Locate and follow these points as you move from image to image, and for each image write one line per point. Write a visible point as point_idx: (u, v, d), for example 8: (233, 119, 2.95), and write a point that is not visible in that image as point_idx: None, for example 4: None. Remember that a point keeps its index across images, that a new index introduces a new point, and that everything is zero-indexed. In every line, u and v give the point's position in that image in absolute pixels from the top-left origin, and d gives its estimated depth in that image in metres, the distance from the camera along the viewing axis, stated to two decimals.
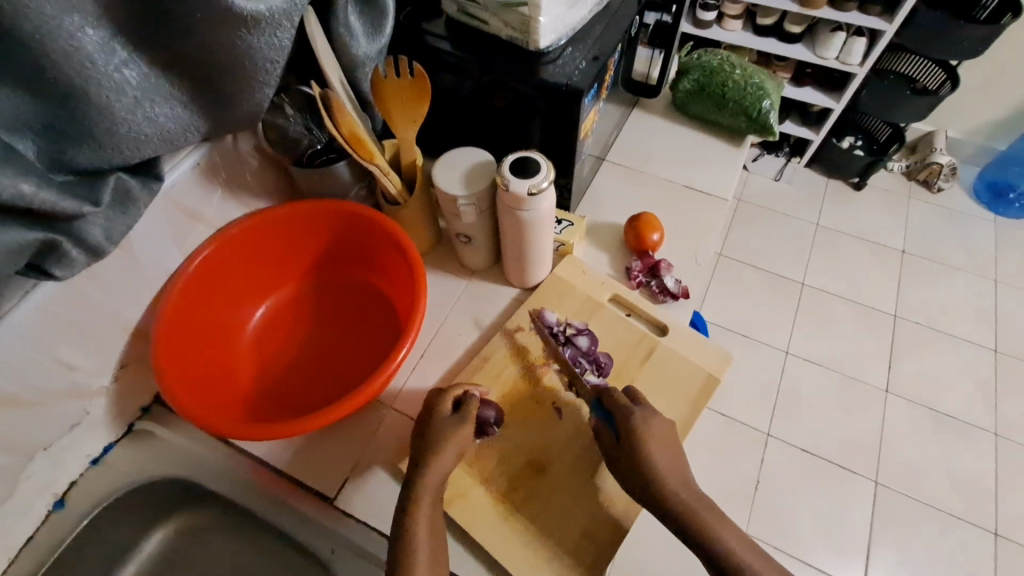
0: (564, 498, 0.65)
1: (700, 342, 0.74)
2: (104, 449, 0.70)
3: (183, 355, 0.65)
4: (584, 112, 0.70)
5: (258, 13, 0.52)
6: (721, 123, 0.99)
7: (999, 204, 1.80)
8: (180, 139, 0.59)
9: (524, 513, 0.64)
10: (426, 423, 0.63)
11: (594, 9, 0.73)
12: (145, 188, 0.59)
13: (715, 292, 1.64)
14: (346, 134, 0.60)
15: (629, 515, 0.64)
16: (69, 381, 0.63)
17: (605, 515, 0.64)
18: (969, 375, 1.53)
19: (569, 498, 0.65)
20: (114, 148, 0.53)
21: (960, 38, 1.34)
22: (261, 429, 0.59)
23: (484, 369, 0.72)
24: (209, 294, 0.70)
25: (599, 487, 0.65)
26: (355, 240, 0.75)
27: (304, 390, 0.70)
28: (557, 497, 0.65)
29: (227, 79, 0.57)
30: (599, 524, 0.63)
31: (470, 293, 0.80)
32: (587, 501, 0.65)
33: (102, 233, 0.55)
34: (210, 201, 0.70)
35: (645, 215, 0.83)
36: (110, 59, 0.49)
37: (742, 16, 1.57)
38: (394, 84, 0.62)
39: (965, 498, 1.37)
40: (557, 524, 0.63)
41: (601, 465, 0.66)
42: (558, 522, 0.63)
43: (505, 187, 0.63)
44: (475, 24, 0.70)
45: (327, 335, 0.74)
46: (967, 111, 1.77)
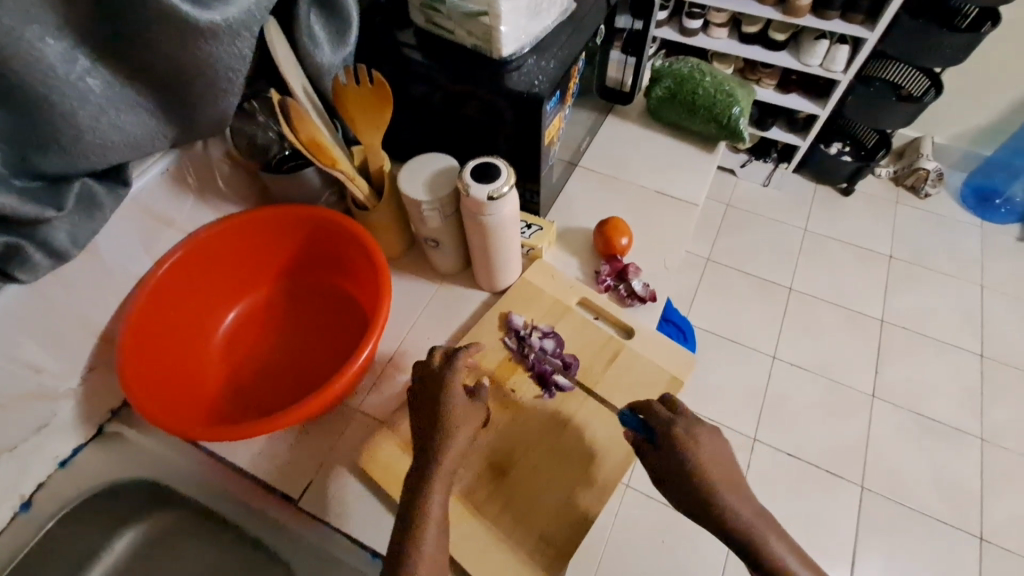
0: (518, 505, 0.65)
1: (666, 346, 0.75)
2: (73, 451, 0.71)
3: (150, 359, 0.66)
4: (547, 118, 0.71)
5: (215, 23, 0.53)
6: (694, 129, 1.00)
7: (986, 209, 1.81)
8: (146, 145, 0.60)
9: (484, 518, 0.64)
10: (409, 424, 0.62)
11: (560, 18, 0.75)
12: (112, 193, 0.60)
13: (702, 298, 1.65)
14: (306, 141, 0.61)
15: (592, 512, 0.65)
16: (36, 383, 0.63)
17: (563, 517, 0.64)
18: (955, 380, 1.53)
19: (525, 502, 0.65)
20: (79, 155, 0.54)
21: (939, 46, 1.36)
22: (223, 431, 0.59)
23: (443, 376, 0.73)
24: (177, 299, 0.71)
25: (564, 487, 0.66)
26: (324, 244, 0.76)
27: (270, 393, 0.71)
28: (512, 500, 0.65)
29: (190, 89, 0.58)
30: (559, 524, 0.64)
31: (440, 297, 0.81)
32: (544, 506, 0.65)
33: (66, 237, 0.57)
34: (182, 207, 0.71)
35: (612, 220, 0.84)
36: (73, 69, 0.50)
37: (727, 24, 1.59)
38: (355, 91, 0.63)
39: (950, 502, 1.37)
40: (514, 527, 0.64)
41: (567, 466, 0.67)
42: (516, 525, 0.64)
43: (466, 192, 0.64)
44: (441, 33, 0.72)
45: (295, 339, 0.75)
46: (952, 117, 1.78)
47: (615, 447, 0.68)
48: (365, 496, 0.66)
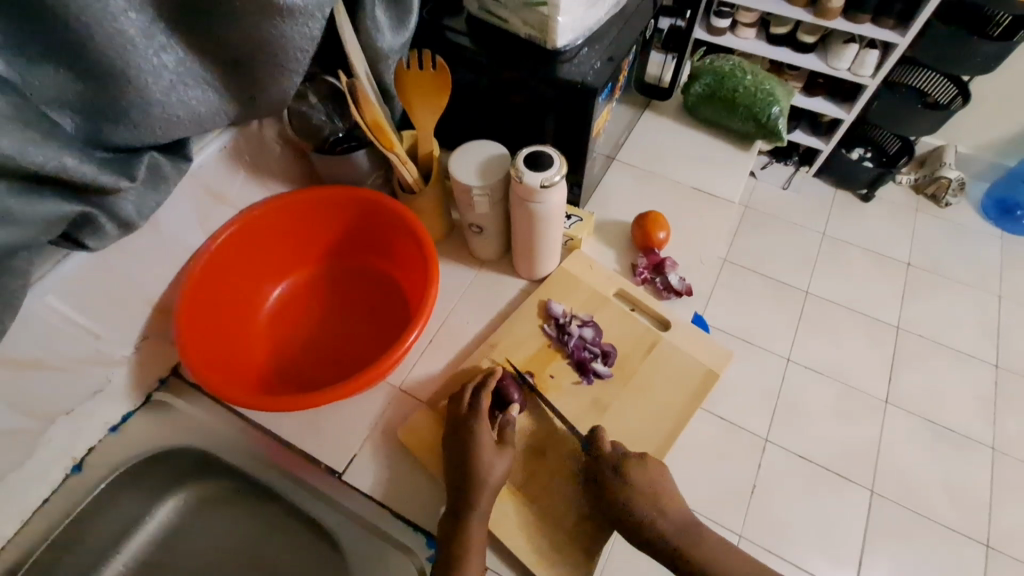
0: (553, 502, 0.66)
1: (703, 340, 0.76)
2: (123, 417, 0.73)
3: (203, 329, 0.68)
4: (596, 110, 0.72)
5: (293, 4, 0.54)
6: (729, 128, 1.01)
7: (1006, 221, 1.81)
8: (209, 121, 0.62)
9: (520, 511, 0.66)
10: (463, 423, 0.65)
11: (611, 12, 0.75)
12: (175, 167, 0.62)
13: (719, 297, 1.66)
14: (370, 122, 0.63)
15: None
16: (94, 349, 0.65)
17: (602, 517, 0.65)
18: (969, 389, 1.54)
19: (556, 497, 0.66)
20: (149, 127, 0.56)
21: (973, 53, 1.35)
22: (278, 401, 0.61)
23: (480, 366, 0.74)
24: (229, 273, 0.72)
25: None
26: (370, 227, 0.77)
27: (316, 368, 0.73)
28: (546, 500, 0.66)
29: (257, 68, 0.60)
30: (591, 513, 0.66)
31: (479, 283, 0.83)
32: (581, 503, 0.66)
33: (133, 208, 0.58)
34: (235, 183, 0.73)
35: (652, 213, 0.85)
36: (151, 44, 0.52)
37: (756, 24, 1.59)
38: (417, 76, 0.65)
39: (960, 510, 1.38)
40: (553, 521, 0.65)
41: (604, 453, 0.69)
42: (552, 518, 0.65)
43: (518, 179, 0.65)
44: (495, 21, 0.72)
45: (340, 318, 0.77)
46: (976, 127, 1.78)
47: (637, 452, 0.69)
48: (409, 476, 0.68)
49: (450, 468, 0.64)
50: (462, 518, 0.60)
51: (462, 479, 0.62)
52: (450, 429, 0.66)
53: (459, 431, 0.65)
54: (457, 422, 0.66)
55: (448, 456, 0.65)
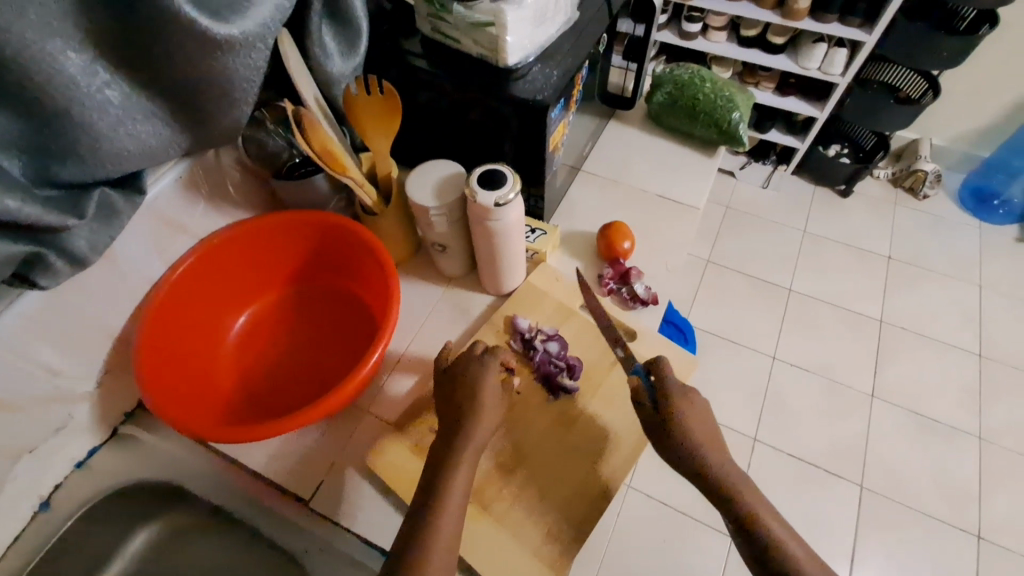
0: (553, 494, 0.67)
1: (668, 349, 0.77)
2: (89, 452, 0.73)
3: (164, 360, 0.67)
4: (551, 125, 0.73)
5: (232, 36, 0.54)
6: (694, 134, 1.02)
7: (984, 210, 1.83)
8: (161, 154, 0.62)
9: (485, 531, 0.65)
10: (455, 387, 0.65)
11: (563, 27, 0.76)
12: (128, 201, 0.62)
13: (703, 299, 1.67)
14: (318, 149, 0.63)
15: (601, 502, 0.67)
16: (55, 386, 0.65)
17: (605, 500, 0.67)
18: (954, 380, 1.55)
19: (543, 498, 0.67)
20: (97, 163, 0.55)
21: (938, 49, 1.37)
22: (239, 432, 0.61)
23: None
24: (191, 302, 0.72)
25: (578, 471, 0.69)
26: (332, 249, 0.77)
27: (282, 395, 0.72)
28: (547, 492, 0.67)
29: (205, 99, 0.60)
30: (570, 510, 0.66)
31: (446, 300, 0.83)
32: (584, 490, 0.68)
33: (86, 244, 0.58)
34: (194, 213, 0.73)
35: (616, 224, 0.86)
36: (93, 81, 0.52)
37: (727, 27, 1.60)
38: (366, 103, 0.65)
39: (950, 501, 1.39)
40: (552, 510, 0.66)
41: (585, 455, 0.70)
42: (549, 510, 0.66)
43: (473, 199, 0.66)
44: (448, 42, 0.73)
45: (307, 341, 0.77)
46: (949, 120, 1.80)
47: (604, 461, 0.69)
48: (376, 499, 0.68)
49: (445, 418, 0.64)
50: (444, 475, 0.58)
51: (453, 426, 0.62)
52: (448, 390, 0.66)
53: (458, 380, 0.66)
54: (455, 371, 0.67)
55: (443, 414, 0.64)
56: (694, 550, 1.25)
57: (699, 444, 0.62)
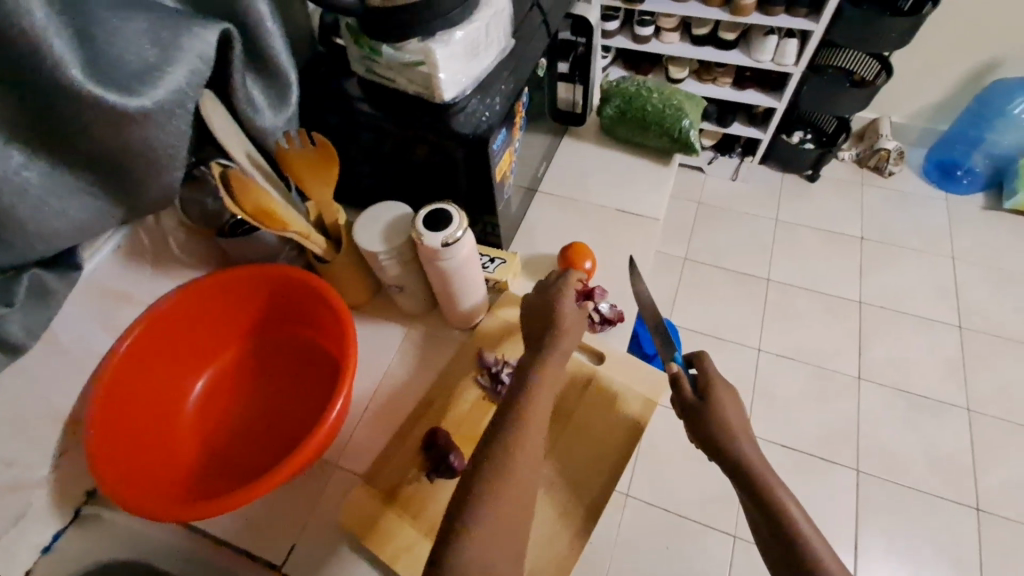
0: (561, 492, 0.68)
1: (637, 367, 0.76)
2: (53, 536, 0.70)
3: (118, 437, 0.65)
4: (494, 156, 0.73)
5: (145, 108, 0.53)
6: (648, 143, 1.02)
7: (948, 182, 1.85)
8: (93, 227, 0.60)
9: None
10: (546, 302, 0.65)
11: (499, 56, 0.75)
12: (63, 279, 0.60)
13: (683, 298, 1.67)
14: (252, 210, 0.61)
15: (586, 528, 0.66)
16: (6, 476, 0.62)
17: (612, 488, 0.68)
18: (937, 354, 1.56)
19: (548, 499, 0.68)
20: (23, 247, 0.54)
21: (886, 30, 1.38)
22: (200, 507, 0.59)
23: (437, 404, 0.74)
24: (144, 372, 0.69)
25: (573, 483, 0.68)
26: (287, 301, 0.76)
27: (246, 458, 0.70)
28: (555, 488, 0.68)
29: (133, 168, 0.58)
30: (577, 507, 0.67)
31: (409, 341, 0.81)
32: (593, 480, 0.69)
33: (20, 329, 0.56)
34: (140, 280, 0.72)
35: (575, 244, 0.85)
36: (7, 165, 0.50)
37: (678, 28, 1.62)
38: (298, 155, 0.64)
39: (945, 476, 1.39)
40: (564, 501, 0.67)
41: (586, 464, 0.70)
42: (559, 497, 0.68)
43: (420, 240, 0.65)
44: (383, 82, 0.72)
45: (269, 399, 0.75)
46: (904, 98, 1.83)
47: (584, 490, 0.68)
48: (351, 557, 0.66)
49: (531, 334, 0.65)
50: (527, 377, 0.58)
51: (524, 372, 0.59)
52: (533, 313, 0.66)
53: (537, 329, 0.64)
54: (539, 302, 0.66)
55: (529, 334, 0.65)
56: (699, 554, 1.23)
57: (733, 429, 0.59)
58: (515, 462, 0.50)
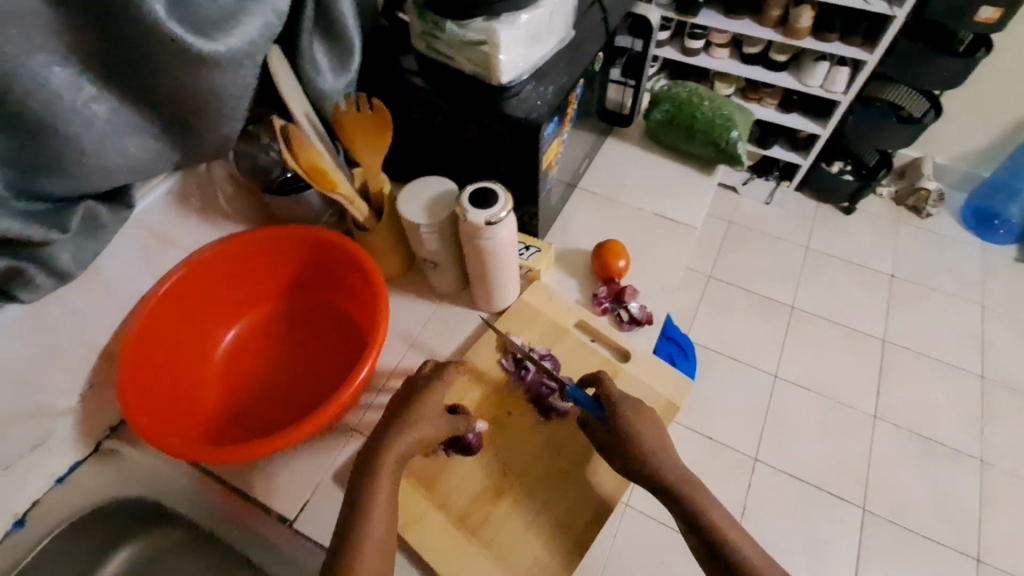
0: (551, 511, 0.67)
1: (661, 369, 0.76)
2: (69, 468, 0.71)
3: (147, 376, 0.66)
4: (544, 144, 0.72)
5: (219, 53, 0.54)
6: (692, 152, 1.01)
7: (984, 229, 1.81)
8: (149, 168, 0.61)
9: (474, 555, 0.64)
10: (403, 396, 0.65)
11: (558, 46, 0.76)
12: (115, 215, 0.61)
13: (704, 316, 1.65)
14: (307, 167, 0.62)
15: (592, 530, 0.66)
16: (34, 402, 0.64)
17: (606, 502, 0.67)
18: (958, 401, 1.52)
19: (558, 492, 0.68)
20: (81, 177, 0.55)
21: (940, 68, 1.36)
22: (220, 452, 0.60)
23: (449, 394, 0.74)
24: (177, 317, 0.71)
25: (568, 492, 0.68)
26: (322, 265, 0.76)
27: (267, 413, 0.71)
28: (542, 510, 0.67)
29: (193, 114, 0.59)
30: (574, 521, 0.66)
31: (437, 318, 0.82)
32: (586, 494, 0.68)
33: (69, 258, 0.58)
34: (184, 227, 0.72)
35: (611, 242, 0.85)
36: (78, 96, 0.51)
37: (729, 44, 1.60)
38: (354, 118, 0.65)
39: (953, 525, 1.35)
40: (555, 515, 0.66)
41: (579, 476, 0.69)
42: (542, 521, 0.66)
43: (464, 217, 0.65)
44: (442, 59, 0.73)
45: (295, 358, 0.76)
46: (952, 139, 1.79)
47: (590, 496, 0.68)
48: None
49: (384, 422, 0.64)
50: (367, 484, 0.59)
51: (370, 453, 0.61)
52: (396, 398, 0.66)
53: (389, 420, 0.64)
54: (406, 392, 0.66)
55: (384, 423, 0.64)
56: (694, 573, 1.21)
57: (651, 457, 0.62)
58: (369, 522, 0.56)
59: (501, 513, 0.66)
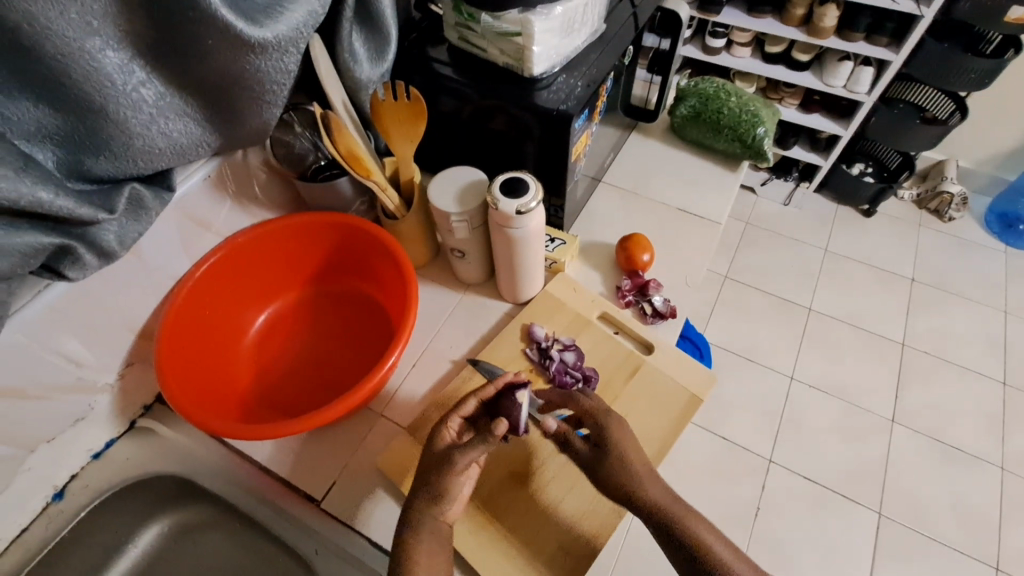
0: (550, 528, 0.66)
1: (687, 363, 0.76)
2: (106, 444, 0.74)
3: (184, 355, 0.68)
4: (575, 135, 0.73)
5: (265, 40, 0.55)
6: (716, 148, 1.02)
7: (1010, 234, 1.78)
8: (191, 152, 0.63)
9: (491, 538, 0.65)
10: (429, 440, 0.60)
11: (589, 39, 0.76)
12: (157, 197, 0.63)
13: (720, 316, 1.65)
14: (344, 153, 0.64)
15: (600, 538, 0.65)
16: (76, 377, 0.66)
17: (610, 525, 0.66)
18: (978, 408, 1.50)
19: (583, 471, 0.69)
20: (128, 159, 0.57)
21: (967, 69, 1.34)
22: (254, 430, 0.61)
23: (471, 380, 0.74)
24: (213, 299, 0.73)
25: (570, 509, 0.67)
26: (352, 252, 0.78)
27: (297, 394, 0.73)
28: (541, 525, 0.66)
29: (235, 100, 0.61)
30: (573, 541, 0.65)
31: (462, 307, 0.83)
32: (590, 514, 0.66)
33: (114, 238, 0.60)
34: (220, 212, 0.74)
35: (635, 236, 0.85)
36: (129, 80, 0.53)
37: (751, 44, 1.59)
38: (391, 107, 0.66)
39: (971, 533, 1.34)
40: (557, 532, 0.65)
41: (580, 491, 0.68)
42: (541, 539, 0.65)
43: (495, 206, 0.66)
44: (475, 51, 0.74)
45: (324, 343, 0.77)
46: (977, 141, 1.77)
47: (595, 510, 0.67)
48: (384, 501, 0.67)
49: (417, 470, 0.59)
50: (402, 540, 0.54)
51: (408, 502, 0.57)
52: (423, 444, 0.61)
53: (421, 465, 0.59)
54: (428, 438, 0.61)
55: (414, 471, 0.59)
56: None
57: (635, 483, 0.58)
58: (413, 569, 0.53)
59: (519, 504, 0.67)
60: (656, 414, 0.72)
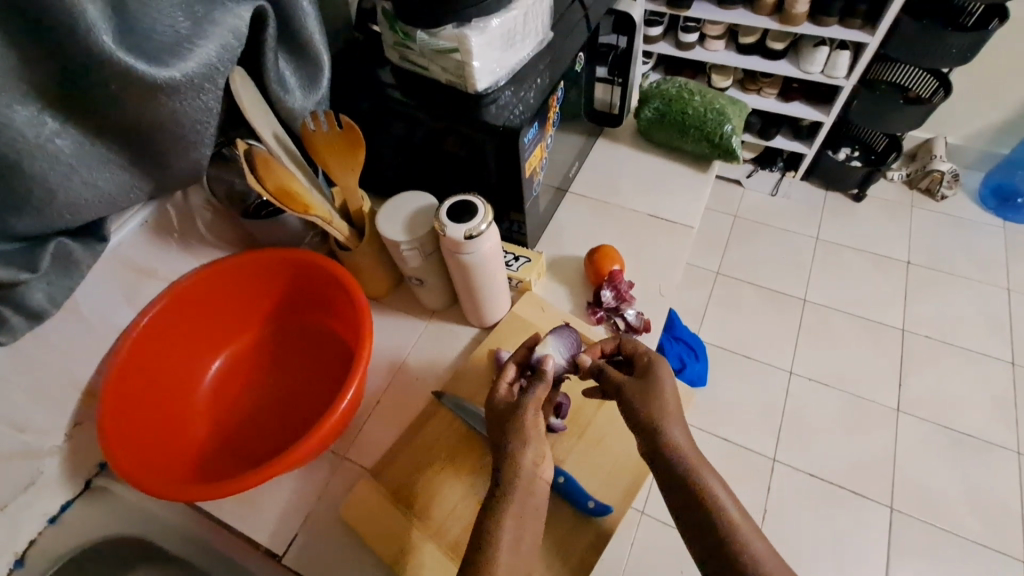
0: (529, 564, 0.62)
1: None
2: (61, 507, 0.70)
3: (131, 413, 0.64)
4: (527, 150, 0.70)
5: (173, 79, 0.53)
6: (685, 149, 0.98)
7: (1007, 209, 1.74)
8: (122, 199, 0.60)
9: None
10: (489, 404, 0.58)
11: (536, 48, 0.73)
12: (88, 250, 0.60)
13: (714, 313, 1.61)
14: (273, 189, 0.60)
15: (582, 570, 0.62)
16: (20, 443, 0.63)
17: (593, 557, 0.63)
18: (985, 391, 1.45)
19: (557, 503, 0.66)
20: (53, 214, 0.54)
21: (947, 47, 1.29)
22: (204, 489, 0.57)
23: (438, 414, 0.71)
24: (161, 350, 0.69)
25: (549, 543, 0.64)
26: (306, 286, 0.75)
27: (256, 444, 0.70)
28: None
29: (161, 142, 0.58)
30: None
31: (428, 335, 0.79)
32: (572, 547, 0.63)
33: (43, 296, 0.57)
34: (163, 258, 0.72)
35: (602, 247, 0.82)
36: (41, 132, 0.50)
37: (724, 36, 1.56)
38: (323, 136, 0.63)
39: (990, 524, 1.29)
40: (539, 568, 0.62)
41: (559, 522, 0.65)
42: None
43: (443, 232, 0.63)
44: (417, 69, 0.71)
45: (283, 385, 0.74)
46: (964, 117, 1.73)
47: (574, 542, 0.63)
48: (348, 554, 0.64)
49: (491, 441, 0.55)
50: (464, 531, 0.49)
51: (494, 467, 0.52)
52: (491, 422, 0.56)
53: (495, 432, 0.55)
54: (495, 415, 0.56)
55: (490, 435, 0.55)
56: None
57: (663, 417, 0.52)
58: None
59: None
60: (631, 437, 0.69)
